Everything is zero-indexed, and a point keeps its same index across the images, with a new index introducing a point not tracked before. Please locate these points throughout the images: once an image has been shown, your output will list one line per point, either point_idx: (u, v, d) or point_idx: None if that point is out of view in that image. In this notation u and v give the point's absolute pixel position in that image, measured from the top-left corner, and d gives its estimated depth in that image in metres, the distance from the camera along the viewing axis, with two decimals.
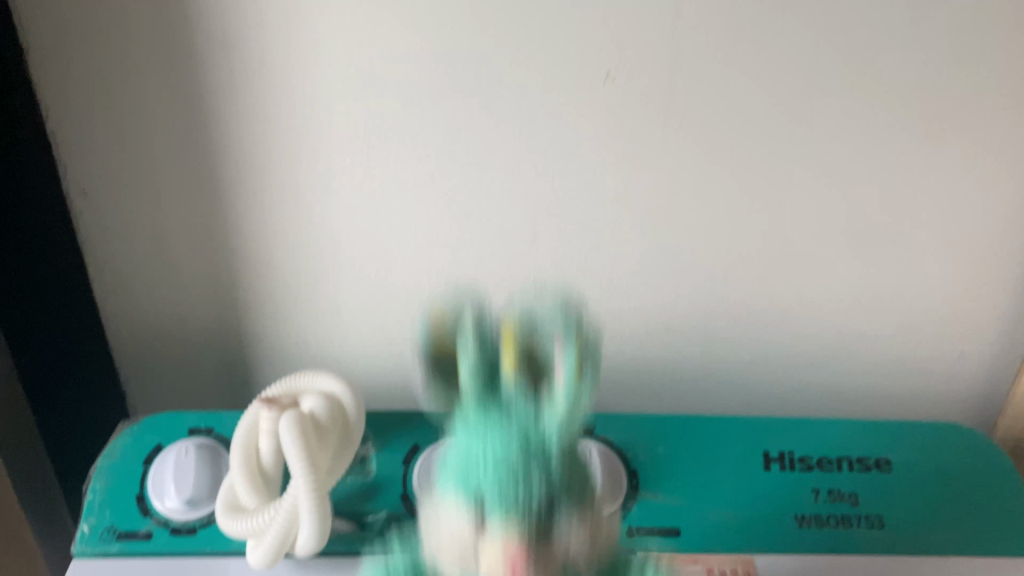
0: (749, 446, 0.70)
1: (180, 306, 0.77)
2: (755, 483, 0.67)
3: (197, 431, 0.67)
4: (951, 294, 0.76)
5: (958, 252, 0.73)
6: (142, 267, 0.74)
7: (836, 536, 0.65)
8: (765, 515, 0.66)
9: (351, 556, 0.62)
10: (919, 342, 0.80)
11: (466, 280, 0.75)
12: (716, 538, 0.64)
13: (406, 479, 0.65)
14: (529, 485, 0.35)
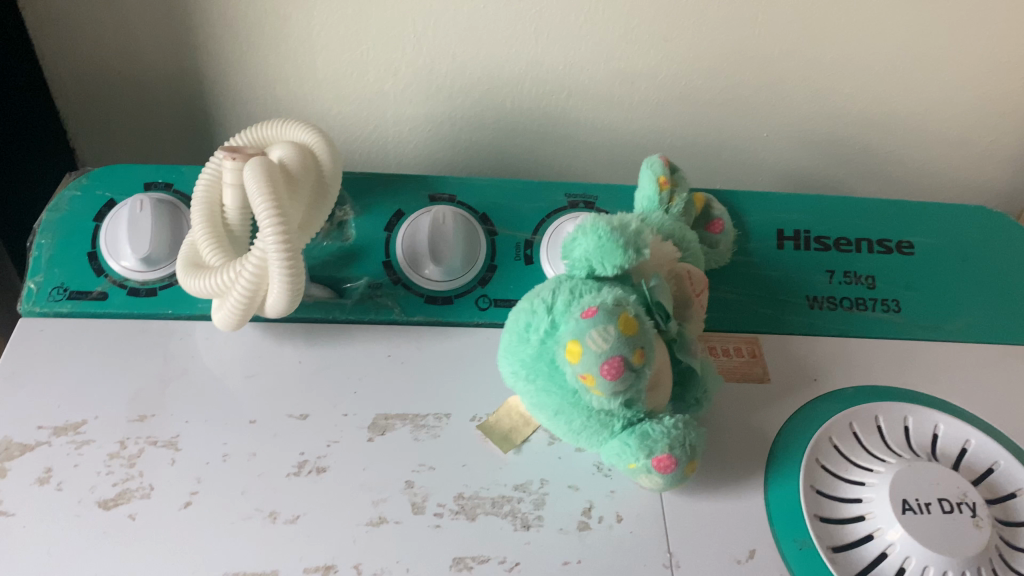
0: (767, 222, 0.63)
1: (117, 72, 0.65)
2: (769, 261, 0.62)
3: (154, 188, 0.59)
4: (1000, 106, 0.70)
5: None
6: (90, 21, 0.61)
7: (849, 318, 0.61)
8: (775, 295, 0.61)
9: (328, 322, 0.57)
10: (941, 154, 0.73)
11: (455, 68, 0.65)
12: (723, 316, 0.60)
13: (387, 246, 0.59)
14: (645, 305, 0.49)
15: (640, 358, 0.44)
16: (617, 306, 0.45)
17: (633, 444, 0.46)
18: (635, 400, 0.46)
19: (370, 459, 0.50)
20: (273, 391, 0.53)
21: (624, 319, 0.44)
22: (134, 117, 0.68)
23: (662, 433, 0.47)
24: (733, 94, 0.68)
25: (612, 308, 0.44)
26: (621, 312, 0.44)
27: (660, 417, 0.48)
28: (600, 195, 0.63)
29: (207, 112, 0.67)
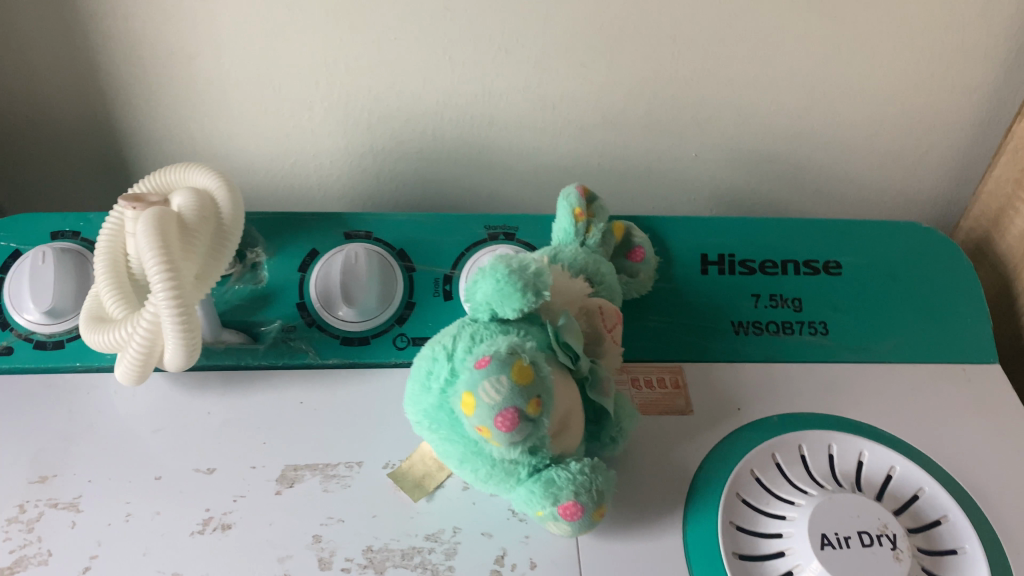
0: (691, 247, 0.62)
1: (26, 119, 0.63)
2: (694, 287, 0.61)
3: (61, 237, 0.58)
4: (932, 119, 0.69)
5: (951, 75, 0.66)
6: None
7: (775, 343, 0.60)
8: (699, 323, 0.60)
9: (241, 368, 0.56)
10: (875, 169, 0.72)
11: (372, 104, 0.64)
12: (646, 346, 0.59)
13: (301, 287, 0.58)
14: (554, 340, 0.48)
15: (536, 407, 0.43)
16: (513, 351, 0.43)
17: (538, 492, 0.45)
18: (540, 447, 0.45)
19: (278, 514, 0.49)
20: (181, 445, 0.52)
21: (518, 367, 0.43)
22: (46, 164, 0.66)
23: (568, 480, 0.45)
24: (658, 117, 0.67)
25: (507, 355, 0.43)
26: (516, 359, 0.43)
27: (567, 462, 0.47)
28: (521, 225, 0.61)
29: (121, 156, 0.66)
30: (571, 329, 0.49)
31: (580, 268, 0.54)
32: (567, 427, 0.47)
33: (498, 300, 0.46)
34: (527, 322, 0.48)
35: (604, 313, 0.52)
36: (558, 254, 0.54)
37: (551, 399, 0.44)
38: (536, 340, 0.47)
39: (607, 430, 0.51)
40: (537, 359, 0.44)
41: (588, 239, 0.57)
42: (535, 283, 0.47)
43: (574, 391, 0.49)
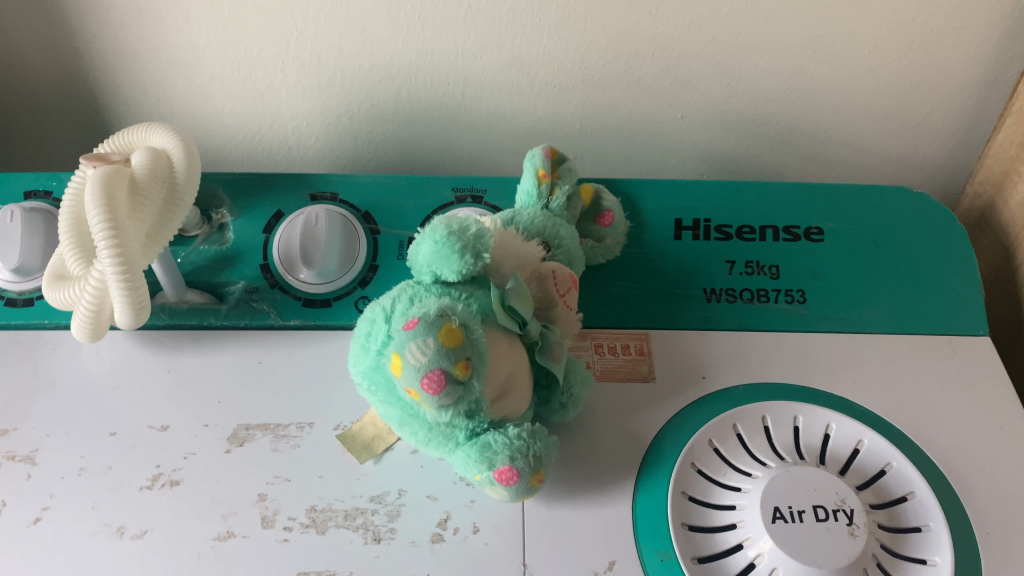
0: (666, 212, 0.61)
1: (7, 81, 0.64)
2: (666, 253, 0.59)
3: (33, 196, 0.59)
4: (935, 80, 0.65)
5: (955, 34, 0.62)
6: None
7: (749, 312, 0.58)
8: (670, 290, 0.58)
9: (204, 328, 0.56)
10: (874, 132, 0.69)
11: (345, 64, 0.63)
12: (612, 312, 0.58)
13: (265, 248, 0.58)
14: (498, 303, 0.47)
15: (464, 370, 0.42)
16: (444, 313, 0.43)
17: (474, 456, 0.45)
18: (476, 411, 0.45)
19: (226, 472, 0.50)
20: (138, 402, 0.53)
21: (446, 330, 0.42)
22: (32, 125, 0.67)
23: (505, 445, 0.45)
24: (639, 76, 0.65)
25: (436, 318, 0.42)
26: (446, 321, 0.42)
27: (506, 427, 0.46)
28: (490, 187, 0.60)
29: (102, 117, 0.66)
30: (518, 292, 0.48)
31: (536, 232, 0.53)
32: (509, 391, 0.47)
33: (438, 262, 0.46)
34: (471, 285, 0.48)
35: (558, 276, 0.51)
36: (515, 217, 0.53)
37: (485, 363, 0.44)
38: (478, 304, 0.46)
39: (558, 396, 0.50)
40: (470, 322, 0.44)
41: (551, 203, 0.56)
42: (476, 244, 0.46)
43: (520, 355, 0.48)
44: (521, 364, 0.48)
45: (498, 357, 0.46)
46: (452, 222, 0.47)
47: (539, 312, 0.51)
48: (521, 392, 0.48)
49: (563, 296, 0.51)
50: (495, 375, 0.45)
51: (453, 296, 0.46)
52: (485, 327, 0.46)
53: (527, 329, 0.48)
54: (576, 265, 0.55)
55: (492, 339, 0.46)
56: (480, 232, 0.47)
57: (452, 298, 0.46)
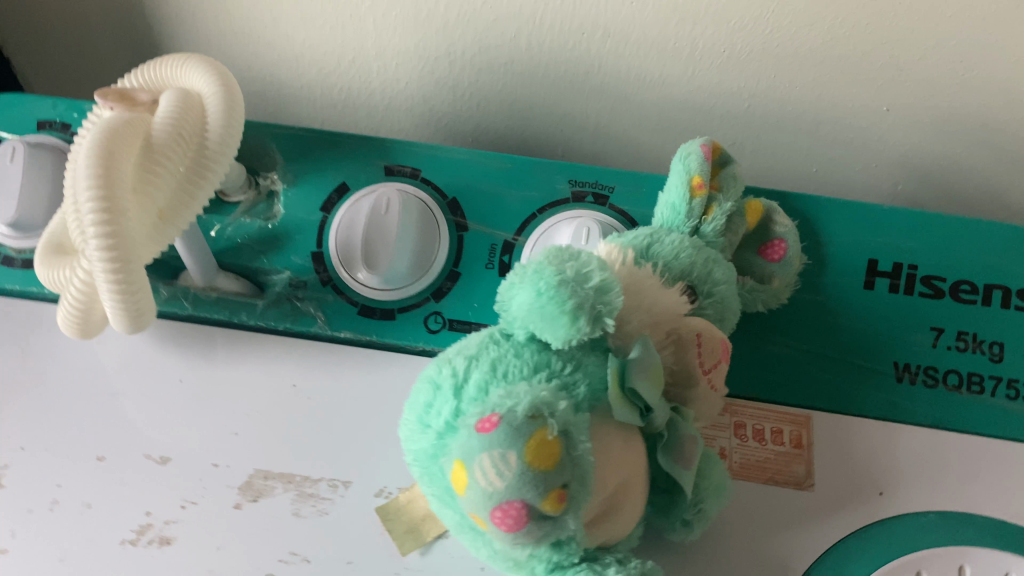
0: (854, 247, 0.44)
1: None
2: (848, 305, 0.44)
3: (48, 128, 0.47)
4: None
5: None
6: None
7: (953, 404, 0.42)
8: (847, 358, 0.43)
9: (233, 327, 0.44)
10: None
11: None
12: (763, 379, 0.43)
13: (321, 231, 0.45)
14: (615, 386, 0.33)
15: (555, 504, 0.28)
16: (535, 412, 0.29)
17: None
18: (566, 542, 0.31)
19: (230, 535, 0.38)
20: (136, 419, 0.41)
21: (536, 443, 0.28)
22: (71, 30, 0.55)
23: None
24: (843, 49, 0.48)
25: (525, 419, 0.28)
26: (537, 428, 0.28)
27: (605, 563, 0.33)
28: (619, 184, 0.45)
29: (151, 31, 0.54)
30: (645, 370, 0.34)
31: (682, 270, 0.38)
32: (615, 510, 0.33)
33: (537, 323, 0.31)
34: (579, 349, 0.34)
35: (708, 345, 0.36)
36: (656, 244, 0.38)
37: (589, 487, 0.30)
38: (586, 384, 0.32)
39: (685, 514, 0.36)
40: (573, 425, 0.30)
41: (705, 225, 0.40)
42: (597, 302, 0.31)
43: (636, 457, 0.34)
44: (638, 472, 0.34)
45: (607, 468, 0.32)
46: (567, 262, 0.32)
47: (670, 388, 0.36)
48: (632, 511, 0.34)
49: (711, 370, 0.36)
50: (600, 494, 0.32)
51: (552, 370, 0.32)
52: (593, 423, 0.32)
53: (654, 421, 0.34)
54: (729, 319, 0.39)
55: (602, 443, 0.32)
56: (606, 283, 0.32)
57: (550, 375, 0.32)
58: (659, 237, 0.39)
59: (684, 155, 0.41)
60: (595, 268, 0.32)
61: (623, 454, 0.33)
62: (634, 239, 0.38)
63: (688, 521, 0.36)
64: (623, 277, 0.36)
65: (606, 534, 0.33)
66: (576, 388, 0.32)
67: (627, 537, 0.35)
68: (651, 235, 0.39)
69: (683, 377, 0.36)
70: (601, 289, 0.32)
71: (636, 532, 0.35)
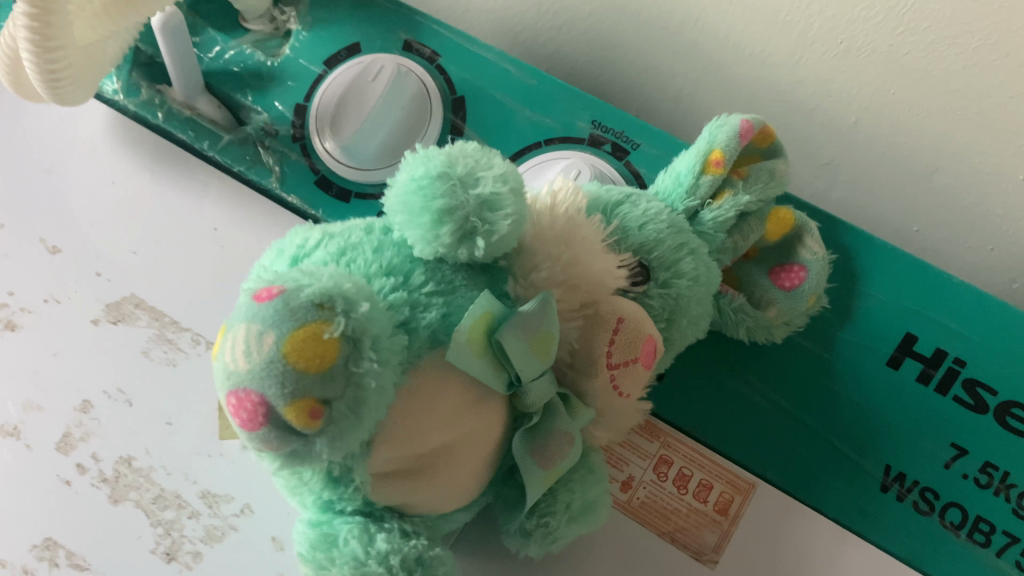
0: (893, 315, 0.35)
1: None
2: (855, 378, 0.35)
3: None
4: None
5: None
6: None
7: (939, 542, 0.33)
8: (829, 438, 0.34)
9: (190, 152, 0.41)
10: None
11: None
12: (715, 421, 0.35)
13: (315, 85, 0.40)
14: (471, 330, 0.26)
15: (303, 418, 0.22)
16: (327, 301, 0.23)
17: (308, 539, 0.26)
18: (342, 475, 0.26)
19: (72, 346, 0.35)
20: (50, 202, 0.38)
21: (304, 335, 0.22)
22: None
23: (350, 558, 0.25)
24: (983, 82, 0.39)
25: (309, 304, 0.23)
26: (317, 319, 0.23)
27: (383, 527, 0.27)
28: (648, 143, 0.38)
29: None
30: (526, 334, 0.27)
31: (643, 244, 0.30)
32: (425, 475, 0.27)
33: (400, 216, 0.26)
34: (459, 275, 0.28)
35: (628, 339, 0.29)
36: (626, 206, 0.31)
37: (369, 421, 0.24)
38: (441, 313, 0.26)
39: (526, 522, 0.30)
40: (374, 338, 0.23)
41: (706, 210, 0.33)
42: (476, 214, 0.25)
43: (480, 427, 0.28)
44: (473, 446, 0.28)
45: (421, 421, 0.26)
46: (467, 158, 0.26)
47: (566, 370, 0.30)
48: (451, 487, 0.28)
49: (620, 368, 0.29)
50: (401, 446, 0.26)
51: (406, 282, 0.26)
52: (422, 361, 0.26)
53: (523, 397, 0.28)
54: (687, 327, 0.31)
55: (424, 384, 0.26)
56: (500, 198, 0.25)
57: (399, 286, 0.26)
58: (637, 199, 0.31)
59: (719, 124, 0.34)
60: (501, 178, 0.26)
61: (454, 414, 0.27)
62: (605, 192, 0.31)
63: (528, 532, 0.30)
64: (559, 221, 0.29)
65: (404, 499, 0.27)
66: (424, 312, 0.26)
67: (439, 514, 0.28)
68: (631, 194, 0.32)
69: (584, 364, 0.29)
70: (490, 202, 0.25)
71: (455, 515, 0.29)
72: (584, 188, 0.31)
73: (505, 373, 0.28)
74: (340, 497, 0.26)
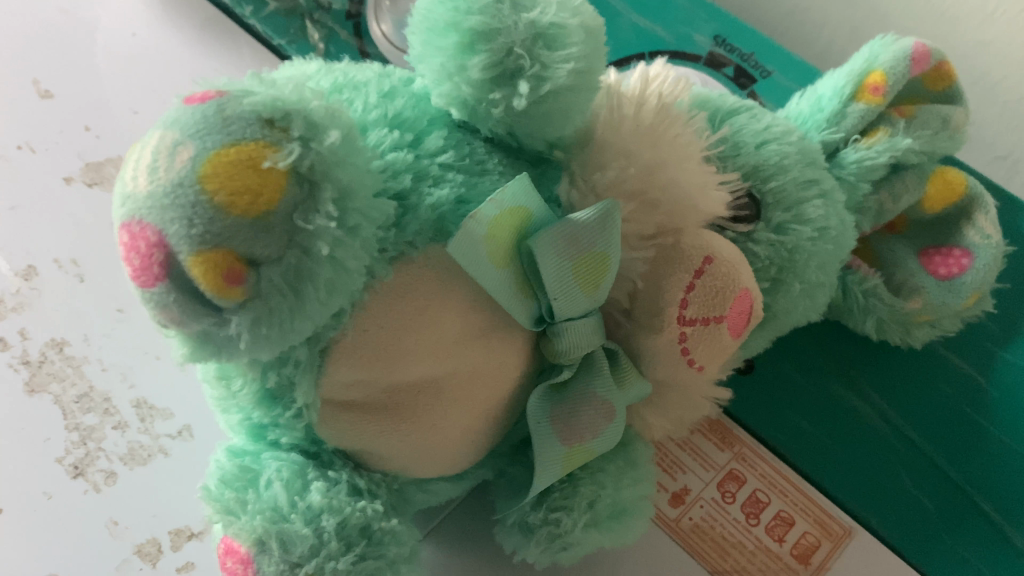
0: None
1: None
2: (1014, 416, 0.26)
3: None
4: None
5: None
6: None
7: None
8: (964, 488, 0.25)
9: (228, 16, 0.35)
10: None
11: None
12: (812, 438, 0.26)
13: None
14: (495, 219, 0.18)
15: (213, 280, 0.15)
16: (280, 118, 0.16)
17: (220, 470, 0.19)
18: (284, 391, 0.18)
19: (33, 201, 0.29)
20: (55, 41, 0.33)
21: (234, 156, 0.15)
22: None
23: (268, 507, 0.18)
24: None
25: (252, 117, 0.15)
26: (259, 139, 0.15)
27: (324, 475, 0.19)
28: (782, 73, 0.31)
29: None
30: (569, 252, 0.19)
31: (758, 169, 0.22)
32: (397, 419, 0.19)
33: (418, 43, 0.18)
34: (492, 157, 0.20)
35: (713, 292, 0.20)
36: (742, 119, 0.23)
37: (316, 314, 0.16)
38: (456, 195, 0.18)
39: (528, 516, 0.22)
40: (341, 189, 0.16)
41: (850, 148, 0.24)
42: (525, 47, 0.17)
43: (485, 368, 0.20)
44: (472, 394, 0.20)
45: (401, 334, 0.18)
46: None
47: (620, 322, 0.21)
48: (433, 446, 0.20)
49: (696, 327, 0.21)
50: (369, 367, 0.18)
51: (416, 144, 0.19)
52: (418, 255, 0.18)
53: (555, 343, 0.20)
54: (801, 298, 0.23)
55: (414, 286, 0.18)
56: (566, 32, 0.17)
57: (403, 145, 0.18)
58: (760, 115, 0.23)
59: (886, 44, 0.25)
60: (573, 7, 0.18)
61: (452, 338, 0.19)
62: (715, 99, 0.23)
63: (530, 528, 0.22)
64: (648, 111, 0.21)
65: (364, 445, 0.20)
66: (433, 188, 0.18)
67: (418, 472, 0.21)
68: (752, 108, 0.23)
69: (646, 312, 0.21)
70: (547, 36, 0.17)
71: (434, 484, 0.22)
72: (690, 85, 0.23)
73: (534, 302, 0.20)
74: (276, 422, 0.19)
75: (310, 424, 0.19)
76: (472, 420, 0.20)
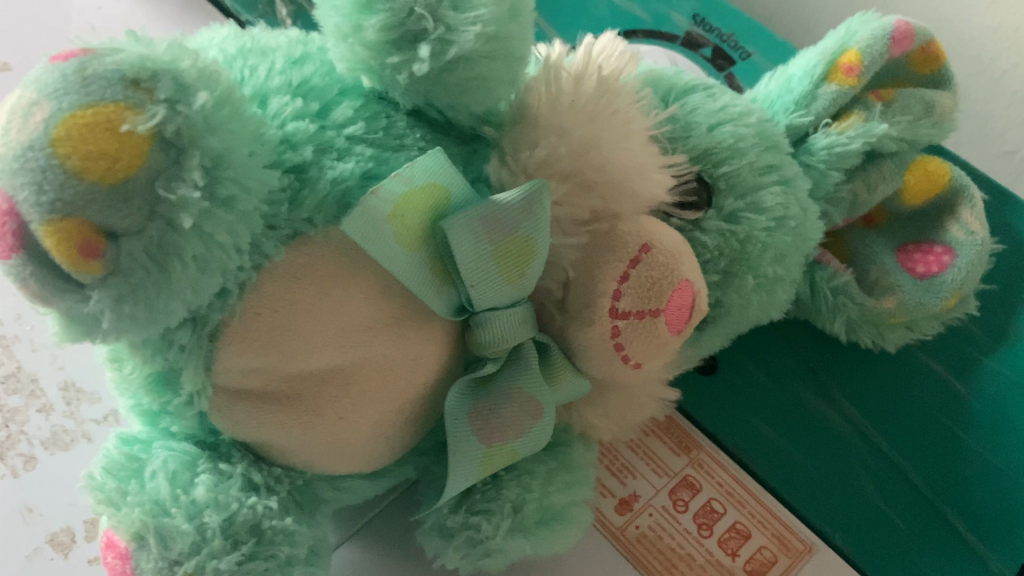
0: None
1: None
2: (992, 425, 0.25)
3: None
4: None
5: None
6: None
7: None
8: (936, 502, 0.24)
9: None
10: None
11: None
12: (777, 445, 0.25)
13: None
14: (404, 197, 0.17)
15: (66, 252, 0.14)
16: (146, 78, 0.14)
17: (105, 458, 0.18)
18: (174, 378, 0.17)
19: None
20: (16, 13, 0.32)
21: (91, 117, 0.14)
22: None
23: (149, 500, 0.17)
24: None
25: (114, 75, 0.14)
26: (120, 100, 0.14)
27: (215, 468, 0.18)
28: (760, 55, 0.32)
29: None
30: (490, 235, 0.18)
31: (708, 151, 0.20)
32: (297, 410, 0.18)
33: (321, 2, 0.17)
34: (411, 130, 0.18)
35: (650, 284, 0.19)
36: (696, 98, 0.21)
37: (188, 293, 0.15)
38: (363, 170, 0.17)
39: (446, 518, 0.20)
40: (212, 156, 0.15)
41: (819, 133, 0.22)
42: (428, 7, 0.16)
43: (397, 359, 0.18)
44: (384, 386, 0.18)
45: (299, 319, 0.17)
46: None
47: (552, 313, 0.20)
48: (343, 440, 0.19)
49: (632, 321, 0.19)
50: (264, 355, 0.17)
51: (322, 115, 0.17)
52: (318, 233, 0.17)
53: (477, 332, 0.19)
54: (757, 294, 0.21)
55: (313, 269, 0.17)
56: None
57: (306, 116, 0.17)
58: (719, 94, 0.21)
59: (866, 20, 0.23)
60: None
61: (356, 325, 0.17)
62: (670, 76, 0.22)
63: (449, 531, 0.20)
64: None
65: (264, 437, 0.18)
66: (336, 162, 0.17)
67: (329, 468, 0.19)
68: (712, 87, 0.22)
69: (577, 304, 0.19)
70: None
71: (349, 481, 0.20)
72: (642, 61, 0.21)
73: (451, 288, 0.18)
74: (169, 410, 0.18)
75: (204, 413, 0.18)
76: (385, 415, 0.19)
